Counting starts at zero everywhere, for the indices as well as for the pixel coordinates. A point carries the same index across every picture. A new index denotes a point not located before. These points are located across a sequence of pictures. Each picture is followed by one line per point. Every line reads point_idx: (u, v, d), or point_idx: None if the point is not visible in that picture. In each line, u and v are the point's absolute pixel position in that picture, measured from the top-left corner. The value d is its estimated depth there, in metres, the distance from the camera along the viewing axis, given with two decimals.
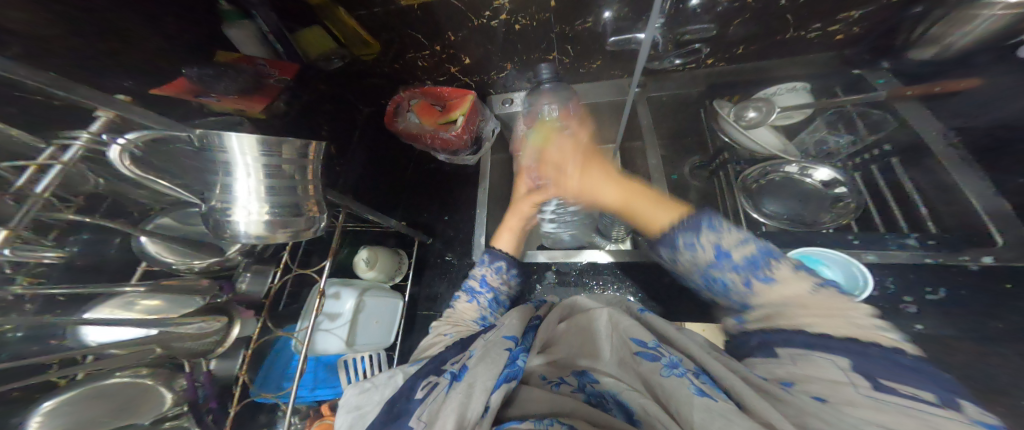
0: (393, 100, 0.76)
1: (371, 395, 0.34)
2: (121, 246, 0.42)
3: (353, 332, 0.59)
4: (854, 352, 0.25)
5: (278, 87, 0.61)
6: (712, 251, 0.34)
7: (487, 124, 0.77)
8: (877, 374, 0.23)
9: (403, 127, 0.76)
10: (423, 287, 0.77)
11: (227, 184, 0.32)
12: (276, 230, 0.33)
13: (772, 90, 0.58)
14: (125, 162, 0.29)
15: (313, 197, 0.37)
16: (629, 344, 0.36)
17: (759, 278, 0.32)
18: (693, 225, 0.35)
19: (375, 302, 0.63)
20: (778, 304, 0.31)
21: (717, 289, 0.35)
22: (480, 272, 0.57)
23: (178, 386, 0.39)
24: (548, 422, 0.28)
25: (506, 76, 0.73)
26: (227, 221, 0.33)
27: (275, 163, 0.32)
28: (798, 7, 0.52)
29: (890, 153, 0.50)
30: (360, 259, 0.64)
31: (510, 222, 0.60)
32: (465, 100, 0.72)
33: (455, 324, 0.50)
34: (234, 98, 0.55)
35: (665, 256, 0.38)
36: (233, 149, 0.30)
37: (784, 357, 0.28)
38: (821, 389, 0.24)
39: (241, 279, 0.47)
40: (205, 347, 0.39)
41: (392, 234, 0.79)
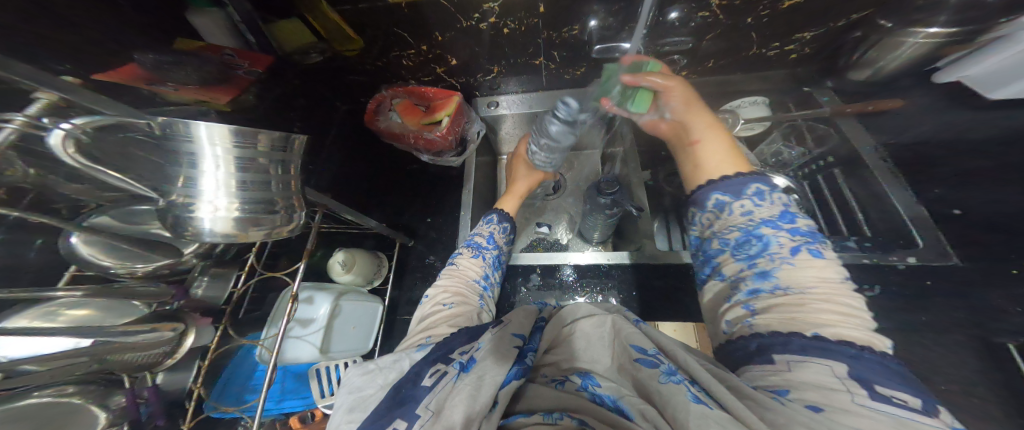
0: (375, 98, 0.74)
1: (375, 378, 0.32)
2: (42, 248, 0.36)
3: (327, 339, 0.57)
4: (847, 355, 0.27)
5: (247, 80, 0.57)
6: (777, 209, 0.38)
7: (471, 126, 0.76)
8: (869, 381, 0.25)
9: (385, 126, 0.74)
10: (404, 292, 0.75)
11: (191, 176, 0.29)
12: (247, 228, 0.30)
13: (737, 102, 0.62)
14: (68, 149, 0.27)
15: (293, 193, 0.34)
16: (629, 349, 0.36)
17: (806, 250, 0.35)
18: (734, 190, 0.41)
19: (353, 306, 0.61)
20: (810, 285, 0.33)
21: (751, 250, 0.37)
22: (488, 230, 0.58)
23: (115, 403, 0.32)
24: (555, 417, 0.31)
25: (492, 79, 0.73)
26: (189, 217, 0.29)
27: (249, 156, 0.30)
28: (762, 25, 0.56)
29: (833, 164, 0.56)
30: (336, 262, 0.61)
31: (516, 189, 0.66)
32: (450, 101, 0.70)
33: (459, 296, 0.48)
34: (196, 87, 0.51)
35: (715, 198, 0.42)
36: (201, 139, 0.28)
37: (780, 363, 0.29)
38: (819, 397, 0.25)
39: (196, 285, 0.44)
40: (149, 361, 0.34)
41: (369, 236, 0.76)
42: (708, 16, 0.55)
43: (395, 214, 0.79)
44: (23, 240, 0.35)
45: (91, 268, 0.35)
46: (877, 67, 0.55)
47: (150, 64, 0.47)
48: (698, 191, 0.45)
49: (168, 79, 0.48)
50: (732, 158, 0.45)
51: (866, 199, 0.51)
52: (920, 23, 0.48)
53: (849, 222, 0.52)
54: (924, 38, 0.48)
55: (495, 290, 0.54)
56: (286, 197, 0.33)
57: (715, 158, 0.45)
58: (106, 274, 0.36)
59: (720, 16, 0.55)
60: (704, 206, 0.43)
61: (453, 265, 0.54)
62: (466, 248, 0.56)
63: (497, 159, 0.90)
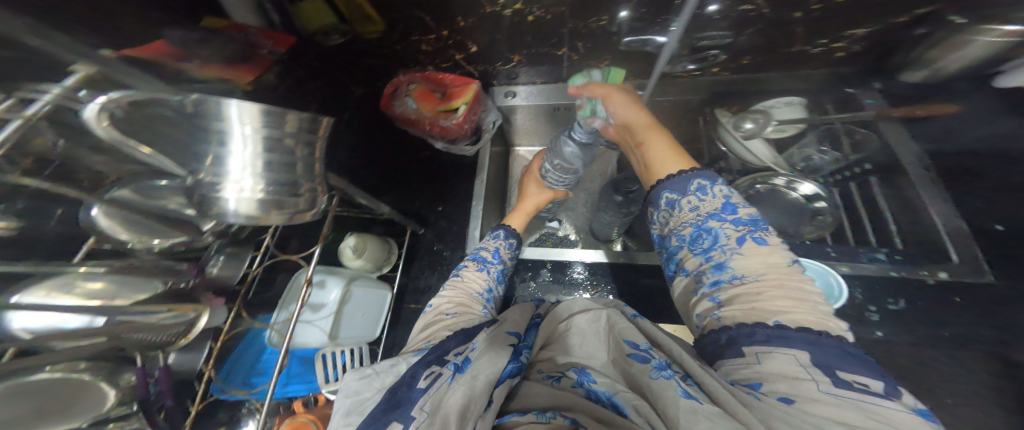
0: (392, 83, 0.73)
1: (372, 381, 0.32)
2: (62, 219, 0.37)
3: (336, 325, 0.57)
4: (807, 341, 0.26)
5: (270, 59, 0.58)
6: (721, 201, 0.37)
7: (487, 115, 0.74)
8: (833, 367, 0.24)
9: (400, 111, 0.74)
10: (412, 279, 0.76)
11: (219, 156, 0.29)
12: (269, 210, 0.30)
13: (772, 102, 0.58)
14: (102, 122, 0.27)
15: (315, 176, 0.34)
16: (622, 344, 0.36)
17: (754, 238, 0.34)
18: (681, 187, 0.40)
19: (361, 292, 0.61)
20: (760, 271, 0.32)
21: (705, 244, 0.36)
22: (495, 244, 0.58)
23: (125, 381, 0.33)
24: (549, 416, 0.31)
25: (512, 68, 0.71)
26: (215, 196, 0.30)
27: (276, 136, 0.29)
28: (810, 20, 0.51)
29: (871, 172, 0.53)
30: (347, 246, 0.62)
31: (523, 207, 0.64)
32: (468, 89, 0.69)
33: (462, 306, 0.47)
34: (221, 66, 0.52)
35: (665, 197, 0.41)
36: (231, 118, 0.28)
37: (749, 355, 0.28)
38: (788, 389, 0.24)
39: (213, 264, 0.46)
40: (162, 340, 0.35)
41: (380, 222, 0.76)
42: (752, 7, 0.51)
43: (405, 201, 0.79)
44: (45, 209, 0.35)
45: (107, 241, 0.36)
46: (935, 67, 0.50)
47: (178, 41, 0.46)
48: (652, 190, 0.44)
49: (196, 57, 0.48)
50: (675, 157, 0.44)
51: (902, 210, 0.48)
52: (995, 21, 0.43)
53: (880, 233, 0.51)
54: (999, 35, 0.43)
55: (496, 302, 0.53)
56: (309, 181, 0.33)
57: (659, 158, 0.44)
58: (122, 246, 0.37)
59: (765, 10, 0.51)
60: (659, 205, 0.42)
61: (457, 276, 0.54)
62: (471, 261, 0.56)
63: (509, 149, 0.88)
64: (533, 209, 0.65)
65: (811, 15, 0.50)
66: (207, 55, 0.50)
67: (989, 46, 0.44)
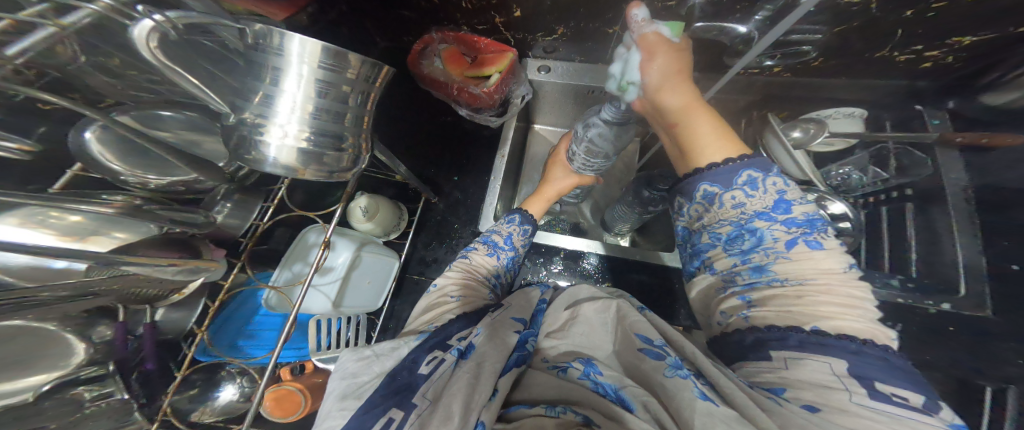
0: (421, 39, 0.68)
1: (371, 365, 0.31)
2: (42, 138, 0.34)
3: (342, 292, 0.56)
4: (847, 351, 0.27)
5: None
6: (773, 197, 0.33)
7: (517, 88, 0.70)
8: (869, 378, 0.25)
9: (427, 72, 0.69)
10: (419, 249, 0.75)
11: (270, 95, 0.28)
12: (308, 163, 0.29)
13: (829, 112, 0.53)
14: (151, 43, 0.23)
15: (364, 131, 0.32)
16: (633, 338, 0.36)
17: (806, 240, 0.31)
18: (724, 180, 0.35)
19: (371, 259, 0.60)
20: (808, 276, 0.31)
21: (744, 246, 0.34)
22: (508, 230, 0.55)
23: (98, 337, 0.35)
24: (559, 410, 0.30)
25: (552, 40, 0.66)
26: (259, 139, 0.28)
27: (332, 81, 0.28)
28: (916, 26, 0.44)
29: (909, 198, 0.46)
30: (358, 207, 0.60)
31: (545, 193, 0.61)
32: (504, 57, 0.64)
33: (466, 289, 0.46)
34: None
35: (701, 189, 0.37)
36: (292, 53, 0.26)
37: (777, 360, 0.29)
38: (815, 397, 0.25)
39: (218, 209, 0.45)
40: (159, 292, 0.39)
41: (391, 185, 0.74)
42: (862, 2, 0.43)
43: (422, 166, 0.77)
44: (29, 125, 0.33)
45: (95, 168, 0.35)
46: None
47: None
48: (686, 179, 0.39)
49: None
50: (724, 138, 0.37)
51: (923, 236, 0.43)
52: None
53: (897, 258, 0.47)
54: None
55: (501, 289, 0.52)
56: (356, 135, 0.31)
57: (701, 139, 0.37)
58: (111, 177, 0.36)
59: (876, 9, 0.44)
60: (693, 197, 0.38)
61: (466, 259, 0.52)
62: (480, 244, 0.54)
63: (529, 125, 0.84)
64: (555, 195, 0.62)
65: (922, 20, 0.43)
66: None
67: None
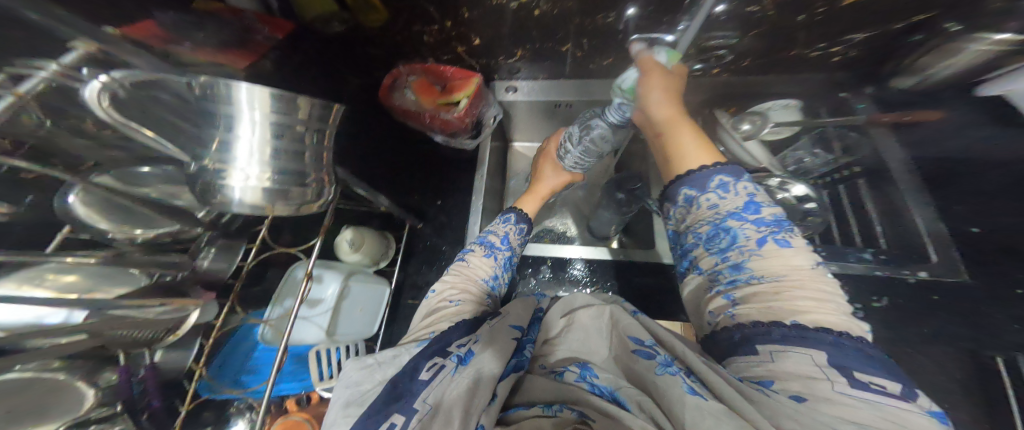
0: (390, 74, 0.71)
1: (373, 373, 0.31)
2: (31, 205, 0.35)
3: (335, 321, 0.56)
4: (826, 342, 0.26)
5: (265, 46, 0.56)
6: (744, 199, 0.35)
7: (488, 111, 0.73)
8: (848, 366, 0.25)
9: (399, 103, 0.72)
10: (410, 275, 0.76)
11: (225, 141, 0.29)
12: (275, 201, 0.30)
13: (768, 105, 0.58)
14: (102, 103, 0.26)
15: (324, 167, 0.34)
16: (627, 340, 0.36)
17: (775, 240, 0.33)
18: (700, 183, 0.37)
19: (359, 287, 0.61)
20: (779, 273, 0.31)
21: (722, 244, 0.35)
22: (503, 230, 0.56)
23: (105, 381, 0.35)
24: (557, 409, 0.32)
25: (514, 62, 0.70)
26: (220, 184, 0.30)
27: (286, 124, 0.29)
28: (811, 24, 0.52)
29: (858, 175, 0.51)
30: (343, 240, 0.61)
31: (539, 191, 0.65)
32: (470, 82, 0.67)
33: (463, 290, 0.47)
34: (214, 51, 0.50)
35: (682, 192, 0.39)
36: (241, 103, 0.28)
37: (762, 354, 0.28)
38: (800, 388, 0.24)
39: (205, 256, 0.44)
40: (149, 336, 0.36)
41: (376, 216, 0.75)
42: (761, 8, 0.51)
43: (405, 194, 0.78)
44: (18, 194, 0.34)
45: (83, 230, 0.35)
46: (927, 75, 0.48)
47: (169, 23, 0.45)
48: (668, 184, 0.41)
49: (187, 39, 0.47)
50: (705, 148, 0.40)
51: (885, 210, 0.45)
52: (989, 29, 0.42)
53: (866, 235, 0.48)
54: (990, 45, 0.42)
55: (503, 291, 0.52)
56: (317, 170, 0.33)
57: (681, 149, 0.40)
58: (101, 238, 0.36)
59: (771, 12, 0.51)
60: (676, 201, 0.40)
61: (463, 262, 0.53)
62: (477, 246, 0.55)
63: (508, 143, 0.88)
64: (548, 194, 0.66)
65: (812, 19, 0.51)
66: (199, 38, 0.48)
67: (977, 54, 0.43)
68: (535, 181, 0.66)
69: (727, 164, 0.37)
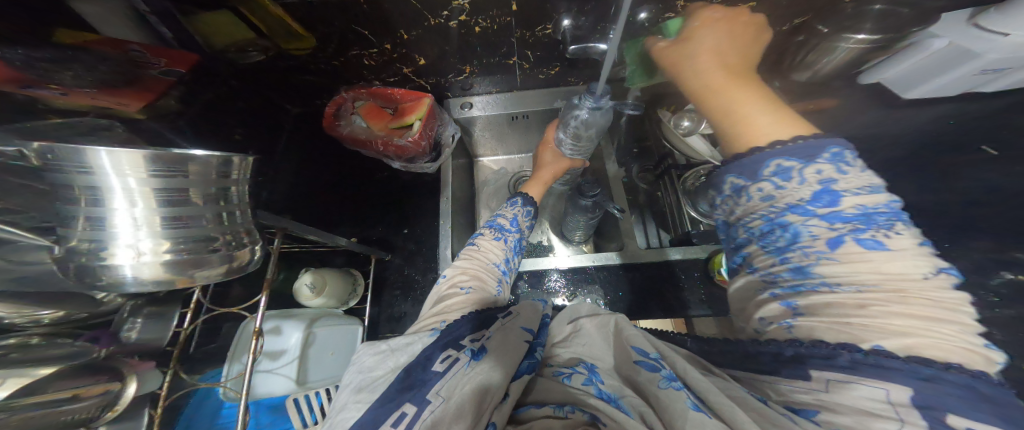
0: (333, 101, 0.69)
1: (385, 360, 0.30)
2: None
3: (303, 368, 0.51)
4: (916, 377, 0.21)
5: (165, 81, 0.47)
6: (813, 187, 0.29)
7: (445, 129, 0.72)
8: (943, 408, 0.19)
9: (347, 131, 0.69)
10: (385, 308, 0.69)
11: (94, 216, 0.25)
12: (186, 271, 0.27)
13: None
14: None
15: (235, 226, 0.31)
16: (628, 351, 0.33)
17: (862, 239, 0.27)
18: (751, 171, 0.32)
19: (327, 332, 0.55)
20: (869, 282, 0.25)
21: (778, 243, 0.30)
22: (512, 212, 0.55)
23: None
24: (567, 410, 0.29)
25: (465, 79, 0.69)
26: (100, 265, 0.25)
27: (176, 187, 0.26)
28: None
29: None
30: (302, 285, 0.55)
31: (541, 175, 0.65)
32: (420, 104, 0.67)
33: (477, 277, 0.44)
34: (94, 92, 0.40)
35: (733, 179, 0.34)
36: (104, 169, 0.24)
37: (816, 380, 0.24)
38: (853, 423, 0.21)
39: (129, 327, 0.36)
40: (82, 414, 0.27)
41: (341, 252, 0.70)
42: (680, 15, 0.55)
43: (367, 227, 0.74)
44: None
45: None
46: (815, 69, 0.58)
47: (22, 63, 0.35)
48: (716, 171, 0.37)
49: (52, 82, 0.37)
50: (780, 119, 0.33)
51: None
52: (849, 29, 0.52)
53: None
54: (854, 43, 0.52)
55: (513, 274, 0.50)
56: (225, 232, 0.30)
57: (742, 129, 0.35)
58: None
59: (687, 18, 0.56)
60: (722, 190, 0.36)
61: (474, 245, 0.50)
62: (486, 230, 0.52)
63: (473, 160, 0.86)
64: (552, 177, 0.66)
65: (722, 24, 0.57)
66: (71, 79, 0.38)
67: (849, 51, 0.52)
68: (538, 167, 0.66)
69: (798, 143, 0.31)
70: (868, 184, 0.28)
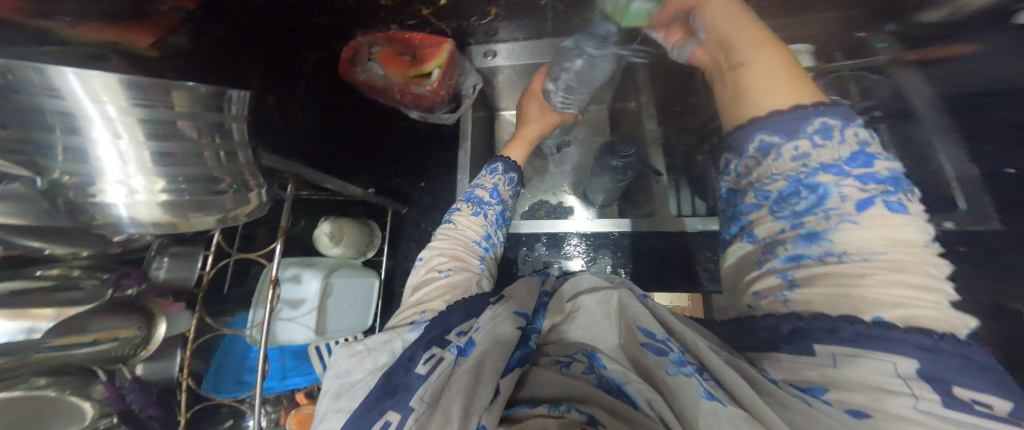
0: (349, 45, 0.65)
1: (364, 361, 0.29)
2: None
3: (321, 319, 0.54)
4: (920, 347, 0.19)
5: (174, 18, 0.44)
6: (851, 148, 0.28)
7: (465, 80, 0.67)
8: (948, 380, 0.18)
9: (364, 78, 0.66)
10: (401, 260, 0.74)
11: (71, 146, 0.23)
12: (187, 213, 0.28)
13: None
14: None
15: (231, 168, 0.30)
16: (635, 331, 0.30)
17: (887, 202, 0.25)
18: (787, 128, 0.30)
19: (344, 282, 0.57)
20: (885, 246, 0.24)
21: (799, 206, 0.28)
22: (491, 181, 0.51)
23: (99, 393, 0.30)
24: (564, 409, 0.25)
25: (490, 22, 0.65)
26: (94, 199, 0.25)
27: (166, 117, 0.24)
28: None
29: (879, 119, 0.45)
30: (321, 233, 0.56)
31: (527, 134, 0.59)
32: (441, 49, 0.63)
33: (456, 258, 0.43)
34: (102, 26, 0.36)
35: (761, 136, 0.32)
36: (79, 94, 0.21)
37: (822, 355, 0.22)
38: (866, 400, 0.18)
39: (157, 266, 0.39)
40: (115, 351, 0.30)
41: (358, 203, 0.71)
42: None
43: (385, 179, 0.74)
44: None
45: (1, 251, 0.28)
46: None
47: None
48: (738, 130, 0.34)
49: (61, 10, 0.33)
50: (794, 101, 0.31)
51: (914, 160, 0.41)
52: None
53: None
54: None
55: (498, 249, 0.49)
56: (230, 173, 0.30)
57: (764, 81, 0.33)
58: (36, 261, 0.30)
59: None
60: (744, 151, 0.33)
61: (451, 223, 0.48)
62: (464, 203, 0.50)
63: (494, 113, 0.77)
64: (537, 135, 0.61)
65: None
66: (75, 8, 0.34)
67: None
68: (521, 124, 0.61)
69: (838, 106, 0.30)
70: (888, 154, 0.28)
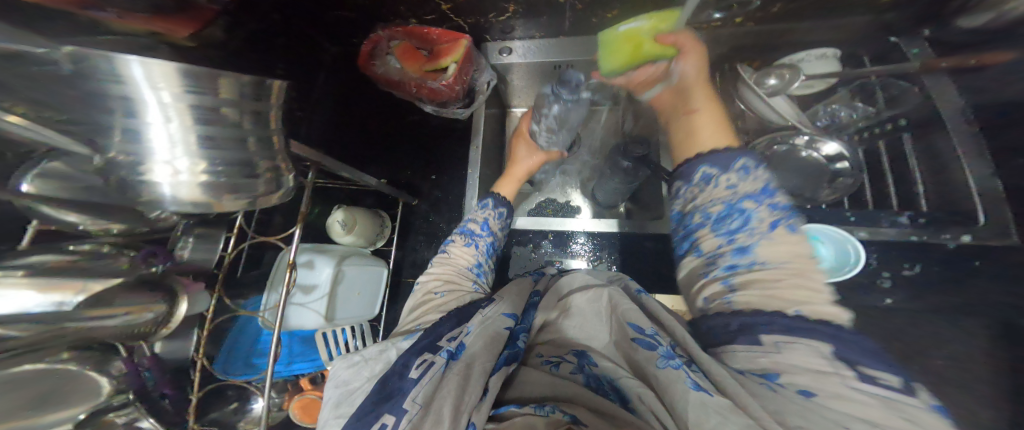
0: (370, 39, 0.67)
1: (359, 371, 0.31)
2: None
3: (331, 306, 0.55)
4: (830, 334, 0.22)
5: (212, 10, 0.44)
6: (756, 185, 0.31)
7: (481, 76, 0.68)
8: (854, 360, 0.20)
9: (382, 72, 0.69)
10: (409, 252, 0.76)
11: (129, 128, 0.25)
12: (222, 195, 0.30)
13: (801, 55, 0.50)
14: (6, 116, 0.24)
15: (267, 155, 0.32)
16: (626, 328, 0.31)
17: (785, 226, 0.29)
18: (722, 163, 0.33)
19: (354, 272, 0.59)
20: (782, 260, 0.28)
21: (732, 225, 0.31)
22: (483, 215, 0.52)
23: (117, 370, 0.34)
24: (548, 409, 0.26)
25: (506, 20, 0.64)
26: (142, 179, 0.27)
27: (211, 105, 0.26)
28: None
29: (905, 128, 0.43)
30: (336, 221, 0.58)
31: (512, 171, 0.59)
32: (459, 45, 0.62)
33: (449, 281, 0.44)
34: (148, 17, 0.36)
35: (701, 171, 0.34)
36: (137, 80, 0.23)
37: (767, 344, 0.23)
38: (810, 380, 0.20)
39: (181, 246, 0.42)
40: (143, 327, 0.32)
41: (370, 194, 0.73)
42: None
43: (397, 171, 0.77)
44: None
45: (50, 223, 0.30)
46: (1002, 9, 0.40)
47: None
48: (683, 163, 0.37)
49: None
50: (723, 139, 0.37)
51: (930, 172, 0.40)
52: None
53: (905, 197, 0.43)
54: None
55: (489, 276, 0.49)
56: (267, 158, 0.32)
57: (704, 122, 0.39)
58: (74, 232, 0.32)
59: None
60: (690, 179, 0.35)
61: (445, 252, 0.49)
62: (457, 235, 0.50)
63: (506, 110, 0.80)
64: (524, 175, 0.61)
65: None
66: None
67: None
68: (511, 162, 0.60)
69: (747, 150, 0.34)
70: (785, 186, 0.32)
